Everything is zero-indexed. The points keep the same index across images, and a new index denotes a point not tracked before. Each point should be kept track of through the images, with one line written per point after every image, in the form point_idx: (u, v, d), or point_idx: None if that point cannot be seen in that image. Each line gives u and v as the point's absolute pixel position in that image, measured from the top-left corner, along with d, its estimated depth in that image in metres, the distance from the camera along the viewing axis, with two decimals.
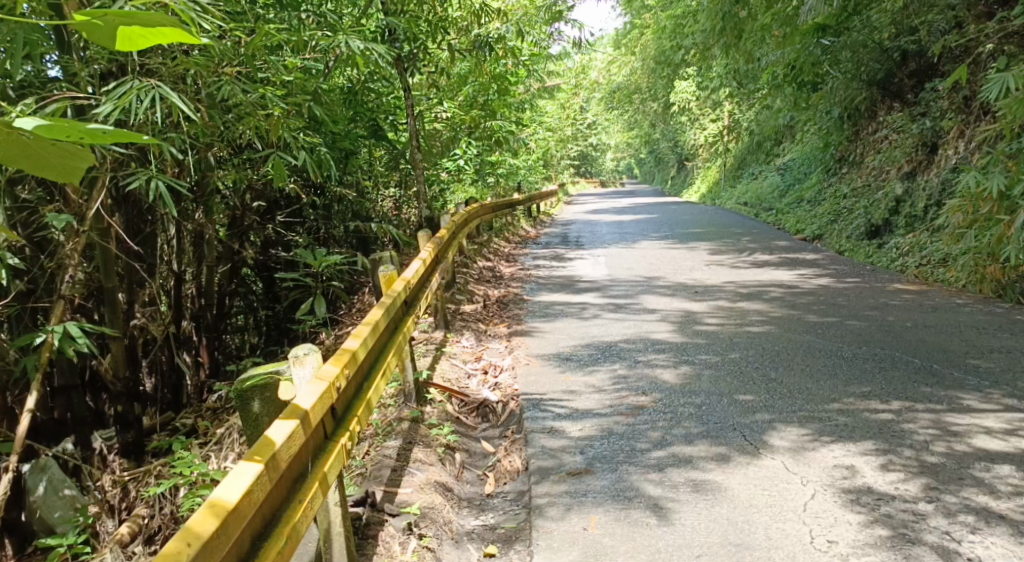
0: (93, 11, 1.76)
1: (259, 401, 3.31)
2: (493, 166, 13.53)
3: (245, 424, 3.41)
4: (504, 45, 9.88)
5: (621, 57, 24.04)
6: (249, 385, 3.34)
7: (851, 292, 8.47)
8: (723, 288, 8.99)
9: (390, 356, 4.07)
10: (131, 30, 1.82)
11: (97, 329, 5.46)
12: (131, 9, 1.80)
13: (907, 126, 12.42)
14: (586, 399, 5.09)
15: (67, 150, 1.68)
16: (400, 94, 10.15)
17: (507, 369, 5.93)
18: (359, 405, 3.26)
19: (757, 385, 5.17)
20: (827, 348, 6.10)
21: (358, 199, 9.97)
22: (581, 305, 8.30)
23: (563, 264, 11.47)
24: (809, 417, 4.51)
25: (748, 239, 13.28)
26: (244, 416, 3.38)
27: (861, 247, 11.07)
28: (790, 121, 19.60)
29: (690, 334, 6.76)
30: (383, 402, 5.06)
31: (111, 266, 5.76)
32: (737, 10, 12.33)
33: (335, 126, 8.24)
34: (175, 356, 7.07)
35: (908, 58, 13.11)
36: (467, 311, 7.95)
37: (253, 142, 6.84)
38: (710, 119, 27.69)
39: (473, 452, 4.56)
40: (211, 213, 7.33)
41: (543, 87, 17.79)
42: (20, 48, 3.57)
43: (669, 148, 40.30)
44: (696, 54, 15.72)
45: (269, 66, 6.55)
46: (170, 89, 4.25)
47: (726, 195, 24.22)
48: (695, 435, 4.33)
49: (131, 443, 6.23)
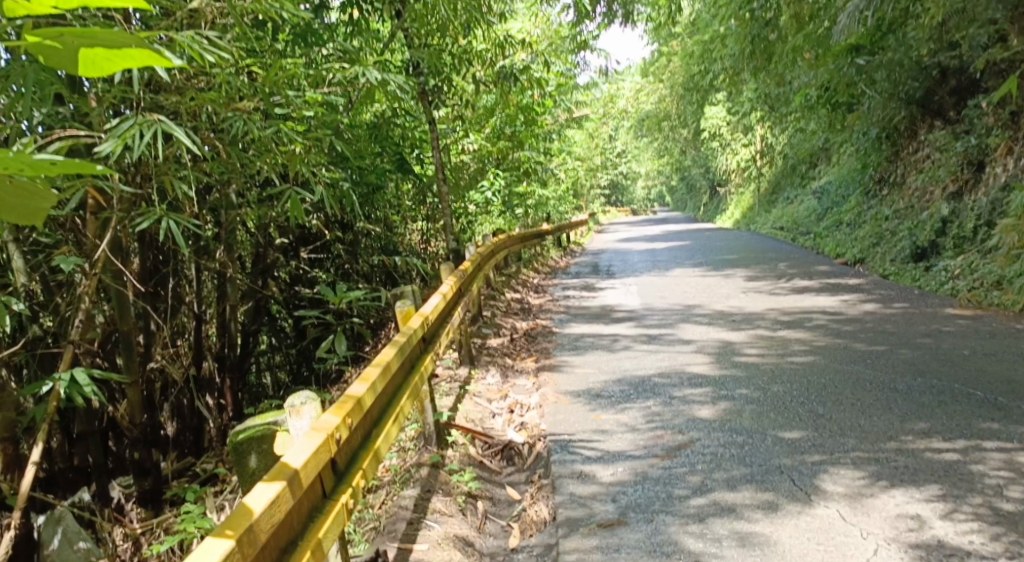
0: (44, 30, 1.46)
1: (255, 455, 3.36)
2: (522, 198, 13.30)
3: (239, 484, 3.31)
4: (530, 75, 9.70)
5: (649, 84, 23.81)
6: (246, 438, 3.38)
7: (899, 318, 8.03)
8: (763, 316, 8.58)
9: (404, 399, 3.77)
10: (94, 52, 1.51)
11: (106, 375, 5.21)
12: (91, 25, 1.48)
13: (950, 145, 11.99)
14: (618, 440, 4.74)
15: (24, 189, 1.39)
16: (426, 127, 9.97)
17: (535, 408, 5.59)
18: (365, 455, 2.97)
19: (805, 422, 4.79)
20: (878, 380, 5.69)
21: (385, 233, 9.74)
22: (612, 337, 7.94)
23: (593, 294, 11.14)
24: (864, 459, 4.11)
25: (785, 264, 12.85)
26: (241, 472, 3.41)
27: (906, 269, 10.60)
28: (824, 143, 19.21)
29: (729, 367, 6.39)
30: (403, 446, 4.79)
31: (126, 307, 5.50)
32: (766, 33, 12.13)
33: (360, 160, 8.05)
34: (195, 399, 6.83)
35: (948, 75, 12.70)
36: (494, 346, 7.64)
37: (272, 177, 6.55)
38: (742, 144, 27.30)
39: (498, 499, 4.23)
40: (232, 251, 7.08)
41: (569, 117, 17.56)
42: (18, 86, 3.33)
43: (701, 174, 39.89)
44: (726, 79, 15.45)
45: (287, 102, 6.30)
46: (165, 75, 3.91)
47: (761, 220, 23.75)
48: (738, 480, 3.96)
49: (149, 491, 5.97)
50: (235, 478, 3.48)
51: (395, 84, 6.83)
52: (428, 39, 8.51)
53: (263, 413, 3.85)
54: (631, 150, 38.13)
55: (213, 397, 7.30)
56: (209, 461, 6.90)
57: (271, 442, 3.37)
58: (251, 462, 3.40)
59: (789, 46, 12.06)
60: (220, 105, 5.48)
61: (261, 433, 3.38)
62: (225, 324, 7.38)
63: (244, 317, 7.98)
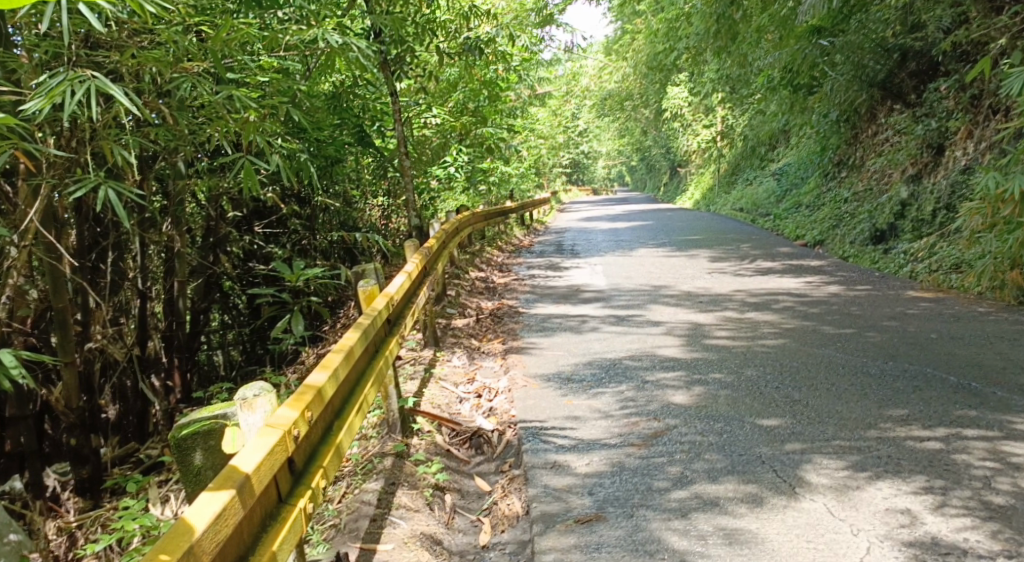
0: None
1: (200, 452, 3.11)
2: (485, 175, 12.99)
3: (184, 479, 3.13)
4: (493, 49, 9.39)
5: (611, 62, 23.59)
6: (188, 433, 3.11)
7: (864, 301, 7.95)
8: (730, 297, 8.45)
9: (367, 386, 3.52)
10: None
11: (38, 357, 4.91)
12: None
13: (910, 128, 11.93)
14: (591, 427, 4.54)
15: None
16: (387, 99, 9.60)
17: (503, 392, 5.37)
18: (326, 452, 2.73)
19: (782, 408, 4.64)
20: (851, 363, 5.57)
21: (345, 208, 9.40)
22: (579, 318, 7.74)
23: (557, 274, 10.92)
24: (847, 448, 3.97)
25: (748, 245, 12.76)
26: (184, 468, 3.17)
27: (866, 252, 10.58)
28: (784, 125, 19.18)
29: (699, 349, 6.23)
30: (365, 434, 4.57)
31: (61, 284, 5.12)
32: (731, 11, 11.96)
33: (318, 132, 7.73)
34: (140, 381, 6.51)
35: (908, 58, 12.43)
36: (459, 326, 7.39)
37: (224, 146, 6.21)
38: (702, 125, 27.18)
39: (466, 492, 4.01)
40: (180, 224, 6.76)
41: (532, 93, 17.31)
42: None
43: (661, 155, 39.81)
44: (689, 58, 15.28)
45: (238, 65, 6.17)
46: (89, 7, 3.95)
47: (720, 201, 23.71)
48: (720, 471, 3.78)
49: (87, 479, 5.69)
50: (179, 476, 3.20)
51: (355, 50, 6.49)
52: (389, 7, 8.14)
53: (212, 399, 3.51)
54: (593, 131, 37.93)
55: (159, 378, 6.96)
56: (154, 446, 6.58)
57: (219, 438, 3.09)
58: (195, 458, 3.15)
59: (754, 25, 11.97)
60: (165, 65, 5.23)
61: (207, 427, 3.11)
62: (174, 301, 7.03)
63: (194, 293, 7.64)
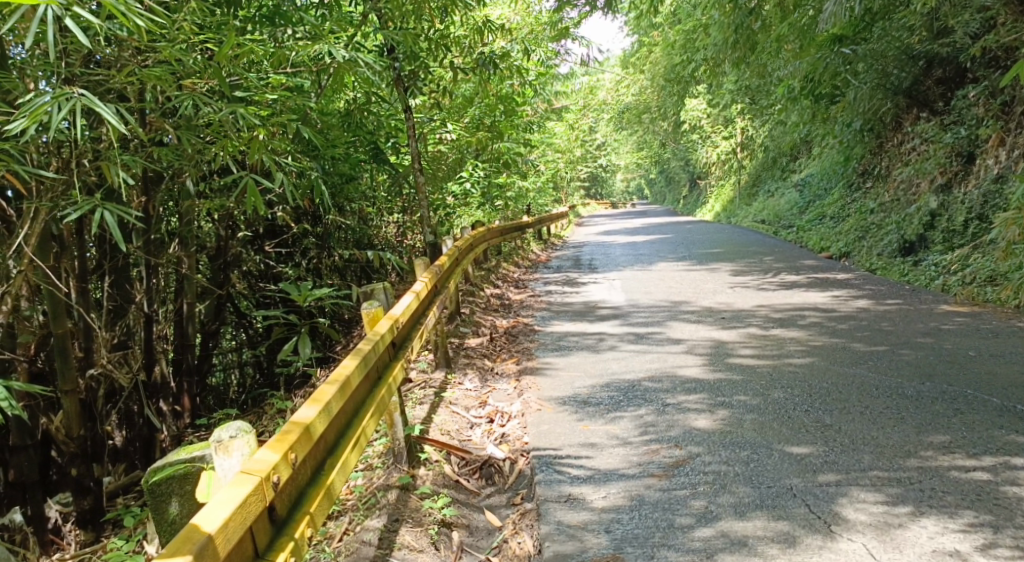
0: None
1: (176, 502, 3.30)
2: (501, 190, 12.77)
3: (158, 523, 3.35)
4: (509, 63, 9.19)
5: (628, 75, 23.37)
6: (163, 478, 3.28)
7: (896, 316, 7.62)
8: (753, 313, 8.14)
9: (368, 416, 3.32)
10: None
11: (30, 387, 4.72)
12: None
13: (939, 136, 11.59)
14: (607, 455, 4.27)
15: None
16: (401, 115, 9.40)
17: (516, 417, 5.12)
18: (314, 495, 2.60)
19: (813, 433, 4.35)
20: (885, 384, 5.26)
21: (359, 227, 9.20)
22: (597, 336, 7.48)
23: (574, 289, 10.67)
24: (885, 479, 3.68)
25: (771, 258, 12.44)
26: (159, 516, 3.34)
27: (894, 264, 10.24)
28: (807, 135, 18.85)
29: (723, 369, 5.95)
30: (370, 464, 4.33)
31: (61, 311, 4.95)
32: (750, 21, 11.72)
33: (331, 150, 7.54)
34: (145, 407, 6.33)
35: (935, 65, 12.10)
36: (472, 346, 7.16)
37: (228, 164, 5.99)
38: (722, 136, 26.83)
39: (475, 528, 3.77)
40: (188, 246, 6.61)
41: (548, 107, 17.10)
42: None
43: (681, 167, 39.44)
44: (708, 69, 15.02)
45: (248, 83, 5.93)
46: (73, 24, 3.85)
47: (742, 213, 23.34)
48: (747, 506, 3.52)
49: (89, 510, 5.47)
50: (154, 520, 3.34)
51: (363, 65, 6.27)
52: (403, 23, 7.92)
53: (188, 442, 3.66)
54: (610, 144, 37.68)
55: (167, 402, 6.78)
56: None
57: (194, 483, 3.28)
58: (171, 507, 3.33)
59: (774, 34, 11.70)
60: (166, 84, 5.03)
61: (181, 471, 3.27)
62: (183, 324, 6.84)
63: (203, 315, 7.47)
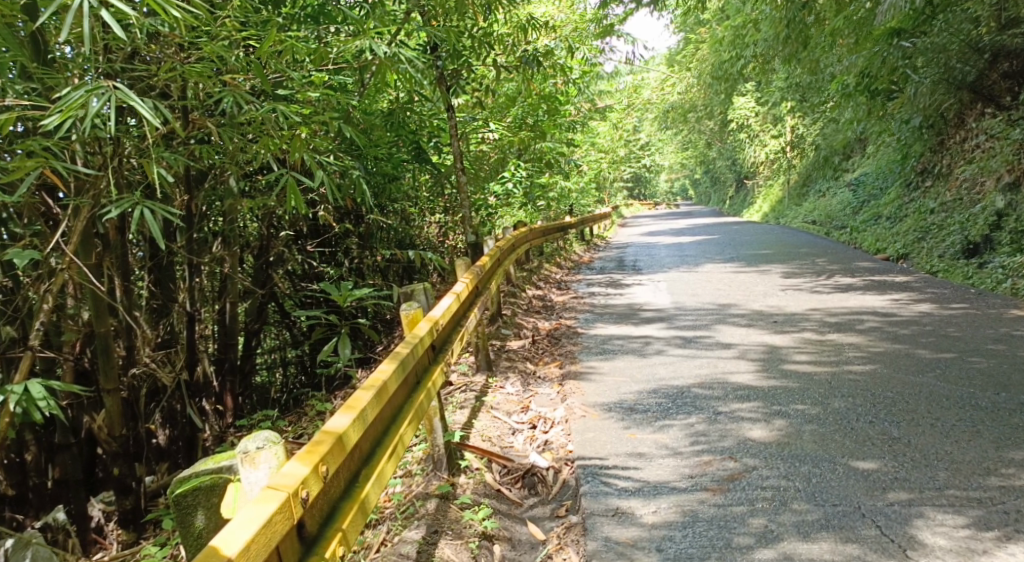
0: None
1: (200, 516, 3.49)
2: (544, 190, 12.56)
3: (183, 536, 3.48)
4: (553, 61, 8.96)
5: (674, 73, 22.97)
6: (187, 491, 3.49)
7: (962, 321, 7.24)
8: (807, 316, 7.81)
9: (406, 421, 3.15)
10: None
11: (69, 386, 4.58)
12: None
13: (1006, 133, 11.07)
14: (657, 466, 4.04)
15: None
16: (444, 113, 9.25)
17: (560, 423, 4.91)
18: (347, 509, 2.46)
19: (878, 447, 4.07)
20: (955, 394, 4.93)
21: (402, 226, 9.06)
22: (643, 339, 7.23)
23: (619, 291, 10.41)
24: (963, 500, 3.46)
25: (823, 260, 12.03)
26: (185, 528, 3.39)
27: (956, 267, 9.80)
28: (861, 133, 18.29)
29: (778, 376, 5.67)
30: (409, 470, 4.16)
31: (101, 308, 4.84)
32: (803, 15, 11.35)
33: (374, 149, 7.42)
34: (186, 406, 6.23)
35: (1000, 59, 11.60)
36: (514, 348, 6.97)
37: (269, 163, 5.85)
38: (771, 135, 26.20)
39: (518, 541, 3.58)
40: (230, 246, 6.55)
41: (593, 106, 16.82)
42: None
43: (727, 167, 38.76)
44: (757, 67, 14.64)
45: (292, 81, 5.82)
46: (109, 16, 3.68)
47: (791, 214, 22.76)
48: (811, 526, 3.33)
49: (129, 509, 5.36)
50: (179, 530, 3.50)
51: (405, 60, 6.09)
52: (448, 20, 7.75)
53: (214, 457, 3.96)
54: (655, 143, 37.21)
55: (209, 401, 6.67)
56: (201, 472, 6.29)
57: None
58: (195, 521, 3.51)
59: (828, 28, 11.33)
60: (208, 79, 4.89)
61: (207, 484, 3.52)
62: (225, 322, 6.74)
63: (245, 315, 7.40)
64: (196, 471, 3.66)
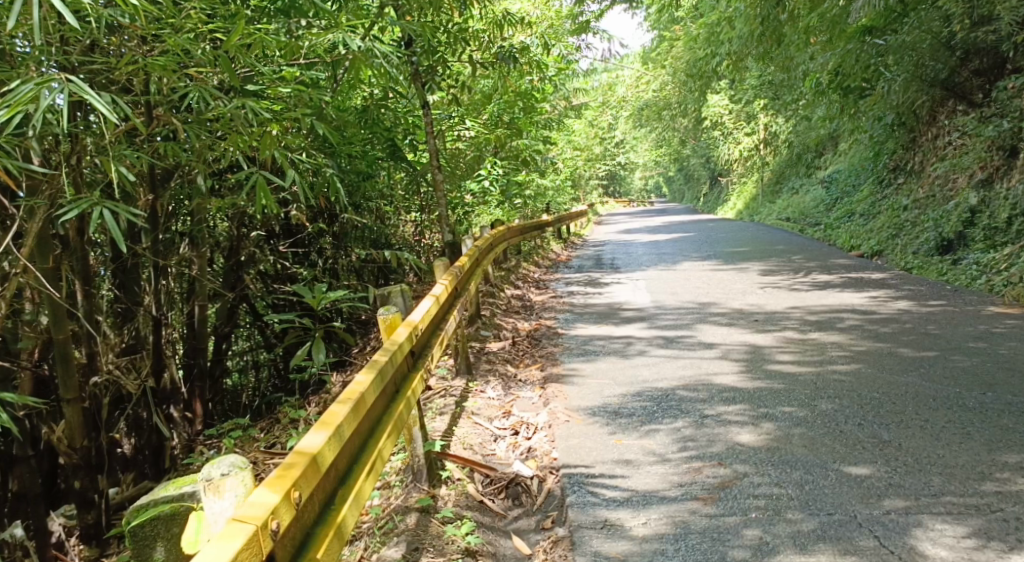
0: None
1: (169, 539, 3.32)
2: (519, 188, 12.41)
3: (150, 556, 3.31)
4: (528, 58, 8.80)
5: (648, 71, 22.90)
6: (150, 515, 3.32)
7: (942, 318, 7.19)
8: (787, 315, 7.73)
9: (385, 435, 2.99)
10: None
11: (25, 398, 4.35)
12: None
13: (979, 130, 11.07)
14: (645, 474, 3.91)
15: None
16: (418, 112, 9.05)
17: (543, 428, 4.77)
18: (322, 537, 2.30)
19: (870, 451, 3.98)
20: (943, 394, 4.85)
21: (376, 226, 8.86)
22: (624, 340, 7.10)
23: (598, 290, 10.30)
24: (961, 508, 3.37)
25: (800, 257, 12.00)
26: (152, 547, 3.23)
27: (931, 263, 9.80)
28: (834, 130, 18.35)
29: (762, 376, 5.57)
30: (388, 482, 4.01)
31: (60, 315, 4.62)
32: (777, 13, 11.30)
33: (347, 147, 7.24)
34: (153, 414, 6.02)
35: (973, 55, 11.60)
36: (494, 350, 6.82)
37: (238, 161, 5.65)
38: (744, 132, 26.27)
39: (502, 555, 3.43)
40: (199, 247, 6.34)
41: (569, 104, 16.69)
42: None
43: (702, 164, 38.89)
44: (730, 64, 14.58)
45: (262, 77, 5.61)
46: (60, 5, 3.50)
47: (766, 211, 22.82)
48: (808, 538, 3.23)
49: (92, 525, 5.12)
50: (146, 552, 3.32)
51: (379, 55, 5.89)
52: (421, 16, 7.56)
53: (176, 479, 3.78)
54: (630, 141, 37.22)
55: (178, 408, 6.44)
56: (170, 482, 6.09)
57: (182, 521, 3.34)
58: (164, 545, 3.34)
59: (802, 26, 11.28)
60: (172, 74, 4.67)
61: (169, 510, 3.36)
62: (195, 326, 6.53)
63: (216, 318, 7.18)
64: (157, 500, 3.46)
